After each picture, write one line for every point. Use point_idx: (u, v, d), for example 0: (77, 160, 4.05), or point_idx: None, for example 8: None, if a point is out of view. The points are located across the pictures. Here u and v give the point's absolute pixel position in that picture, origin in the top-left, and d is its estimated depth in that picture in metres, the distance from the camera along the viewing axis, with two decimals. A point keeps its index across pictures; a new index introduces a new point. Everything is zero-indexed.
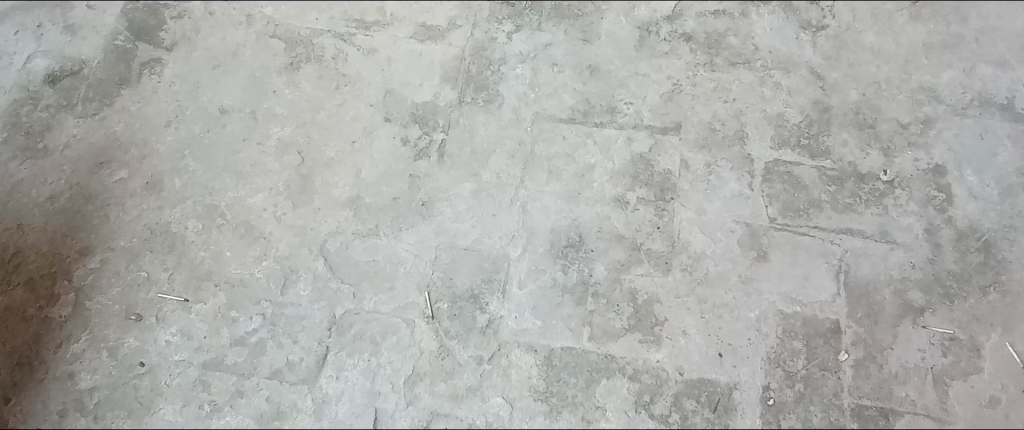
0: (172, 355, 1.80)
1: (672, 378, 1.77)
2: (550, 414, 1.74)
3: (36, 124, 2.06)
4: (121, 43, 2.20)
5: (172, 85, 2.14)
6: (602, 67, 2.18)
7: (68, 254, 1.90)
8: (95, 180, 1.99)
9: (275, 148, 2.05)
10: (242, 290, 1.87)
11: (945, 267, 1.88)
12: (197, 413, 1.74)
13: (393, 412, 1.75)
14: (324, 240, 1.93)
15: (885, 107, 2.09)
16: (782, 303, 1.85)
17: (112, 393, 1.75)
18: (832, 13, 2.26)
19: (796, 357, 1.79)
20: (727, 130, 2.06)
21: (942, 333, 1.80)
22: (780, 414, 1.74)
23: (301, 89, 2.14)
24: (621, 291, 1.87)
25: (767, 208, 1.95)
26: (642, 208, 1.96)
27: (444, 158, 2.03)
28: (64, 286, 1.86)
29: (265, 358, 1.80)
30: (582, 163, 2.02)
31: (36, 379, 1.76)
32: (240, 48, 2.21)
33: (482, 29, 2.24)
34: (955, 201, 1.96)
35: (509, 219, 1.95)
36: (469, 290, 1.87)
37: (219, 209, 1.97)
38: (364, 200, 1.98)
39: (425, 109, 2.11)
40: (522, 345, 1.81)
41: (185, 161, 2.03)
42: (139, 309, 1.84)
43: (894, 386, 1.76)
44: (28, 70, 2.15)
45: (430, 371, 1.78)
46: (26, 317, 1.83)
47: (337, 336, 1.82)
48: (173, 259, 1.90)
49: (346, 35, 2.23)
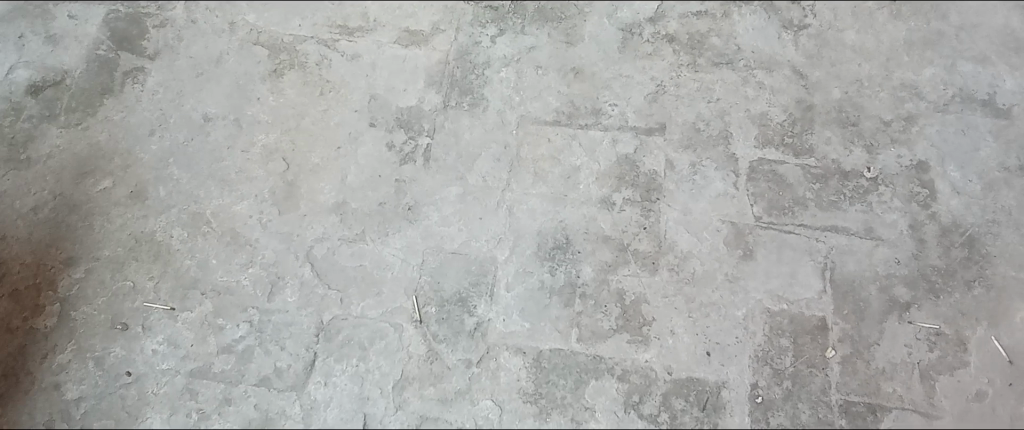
0: (159, 364, 1.79)
1: (660, 377, 1.78)
2: (539, 416, 1.74)
3: (19, 135, 2.05)
4: (104, 52, 2.19)
5: (155, 94, 2.14)
6: (586, 69, 2.19)
7: (52, 264, 1.89)
8: (79, 190, 1.98)
9: (260, 155, 2.05)
10: (228, 297, 1.86)
11: (930, 262, 1.89)
12: (185, 421, 1.73)
13: (382, 418, 1.74)
14: (310, 246, 1.93)
15: (867, 104, 2.11)
16: (769, 301, 1.85)
17: (99, 403, 1.74)
18: (813, 13, 2.27)
19: (784, 354, 1.80)
20: (711, 130, 2.07)
21: (928, 328, 1.81)
22: (768, 411, 1.74)
23: (286, 96, 2.14)
24: (608, 291, 1.87)
25: (752, 206, 1.96)
26: (629, 208, 1.97)
27: (430, 162, 2.04)
28: (49, 296, 1.84)
29: (253, 365, 1.79)
30: (568, 165, 2.03)
31: (21, 391, 1.75)
32: (224, 56, 2.21)
33: (466, 33, 2.25)
34: (938, 197, 1.97)
35: (496, 222, 1.96)
36: (457, 293, 1.87)
37: (205, 217, 1.96)
38: (350, 205, 1.98)
39: (410, 114, 2.11)
40: (510, 348, 1.81)
41: (169, 169, 2.02)
42: (124, 319, 1.83)
43: (882, 382, 1.77)
44: (10, 81, 2.14)
45: (419, 375, 1.78)
46: (11, 328, 1.81)
47: (325, 342, 1.82)
48: (159, 268, 1.89)
49: (330, 41, 2.24)
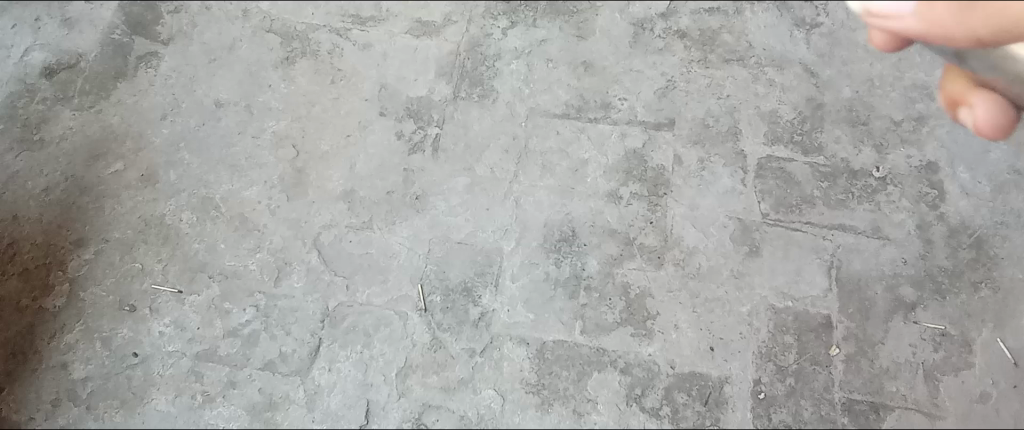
0: (166, 346, 1.80)
1: (663, 371, 1.78)
2: (541, 407, 1.74)
3: (33, 116, 2.07)
4: (119, 36, 2.21)
5: (168, 79, 2.15)
6: (596, 63, 2.19)
7: (63, 245, 1.91)
8: (90, 172, 2.00)
9: (271, 141, 2.06)
10: (235, 281, 1.88)
11: (937, 263, 1.89)
12: (190, 403, 1.74)
13: (385, 404, 1.75)
14: (318, 233, 1.94)
15: (878, 104, 2.10)
16: (774, 298, 1.85)
17: (106, 383, 1.75)
18: (826, 11, 2.26)
19: (788, 351, 1.80)
20: (720, 127, 2.07)
21: (934, 329, 1.81)
22: (770, 407, 1.74)
23: (297, 83, 2.15)
24: (613, 284, 1.88)
25: (760, 203, 1.96)
26: (635, 203, 1.97)
27: (439, 152, 2.04)
28: (58, 276, 1.87)
29: (258, 349, 1.81)
30: (576, 158, 2.03)
31: (29, 369, 1.77)
32: (237, 43, 2.22)
33: (478, 25, 2.25)
34: (947, 198, 1.97)
35: (503, 213, 1.96)
36: (462, 283, 1.88)
37: (214, 202, 1.97)
38: (358, 193, 1.99)
39: (420, 104, 2.12)
40: (514, 338, 1.82)
41: (180, 154, 2.04)
42: (132, 300, 1.85)
43: (886, 381, 1.76)
44: (25, 62, 2.16)
45: (422, 363, 1.79)
46: (20, 307, 1.83)
47: (329, 328, 1.83)
48: (167, 250, 1.91)
49: (342, 30, 2.24)
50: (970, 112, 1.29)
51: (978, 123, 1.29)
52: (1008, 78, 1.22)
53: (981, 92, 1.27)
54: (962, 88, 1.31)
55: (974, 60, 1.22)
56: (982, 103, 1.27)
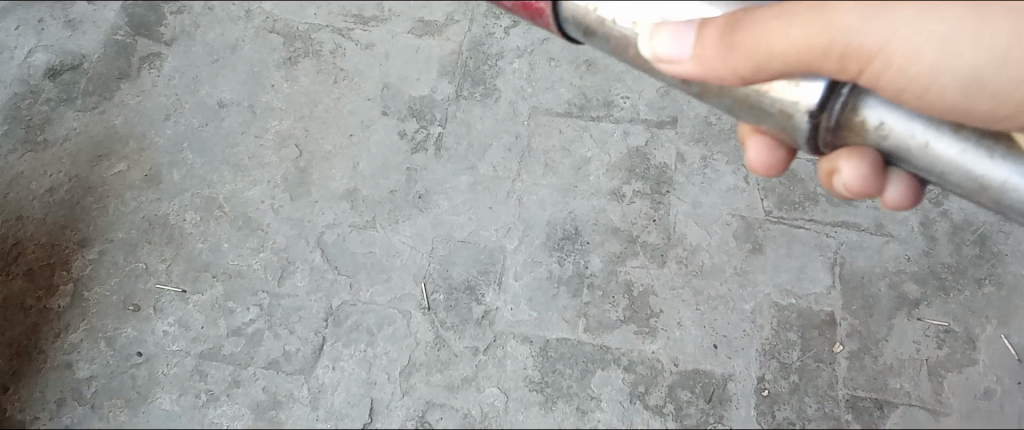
0: (170, 345, 1.81)
1: (666, 369, 1.78)
2: (545, 405, 1.74)
3: (36, 117, 2.08)
4: (122, 37, 2.22)
5: (171, 79, 2.16)
6: (599, 61, 2.19)
7: (67, 245, 1.91)
8: (94, 173, 2.01)
9: (274, 141, 2.07)
10: (239, 280, 1.88)
11: (940, 260, 1.88)
12: (193, 402, 1.74)
13: (388, 403, 1.75)
14: (321, 232, 1.94)
15: None
16: (777, 295, 1.85)
17: (109, 382, 1.76)
18: None
19: (792, 348, 1.80)
20: (723, 125, 2.07)
21: (937, 325, 1.81)
22: (774, 405, 1.74)
23: (299, 83, 2.16)
24: (616, 282, 1.88)
25: (762, 201, 1.96)
26: (638, 201, 1.97)
27: (441, 152, 2.05)
28: (63, 276, 1.87)
29: (262, 348, 1.81)
30: (578, 157, 2.04)
31: (33, 369, 1.77)
32: (239, 43, 2.22)
33: (480, 25, 2.25)
34: (950, 194, 1.97)
35: (506, 212, 1.96)
36: (465, 281, 1.88)
37: (217, 201, 1.98)
38: (362, 192, 1.99)
39: (423, 103, 2.12)
40: (517, 336, 1.82)
41: (183, 154, 2.04)
42: (136, 300, 1.85)
43: (890, 377, 1.76)
44: (28, 64, 2.17)
45: (425, 362, 1.79)
46: (24, 307, 1.84)
47: (333, 327, 1.83)
48: (171, 250, 1.91)
49: (344, 30, 2.25)
50: (748, 152, 1.46)
51: (753, 162, 1.46)
52: (770, 129, 1.06)
53: (755, 139, 1.43)
54: (746, 129, 1.45)
55: (742, 115, 1.10)
56: (754, 149, 1.44)
